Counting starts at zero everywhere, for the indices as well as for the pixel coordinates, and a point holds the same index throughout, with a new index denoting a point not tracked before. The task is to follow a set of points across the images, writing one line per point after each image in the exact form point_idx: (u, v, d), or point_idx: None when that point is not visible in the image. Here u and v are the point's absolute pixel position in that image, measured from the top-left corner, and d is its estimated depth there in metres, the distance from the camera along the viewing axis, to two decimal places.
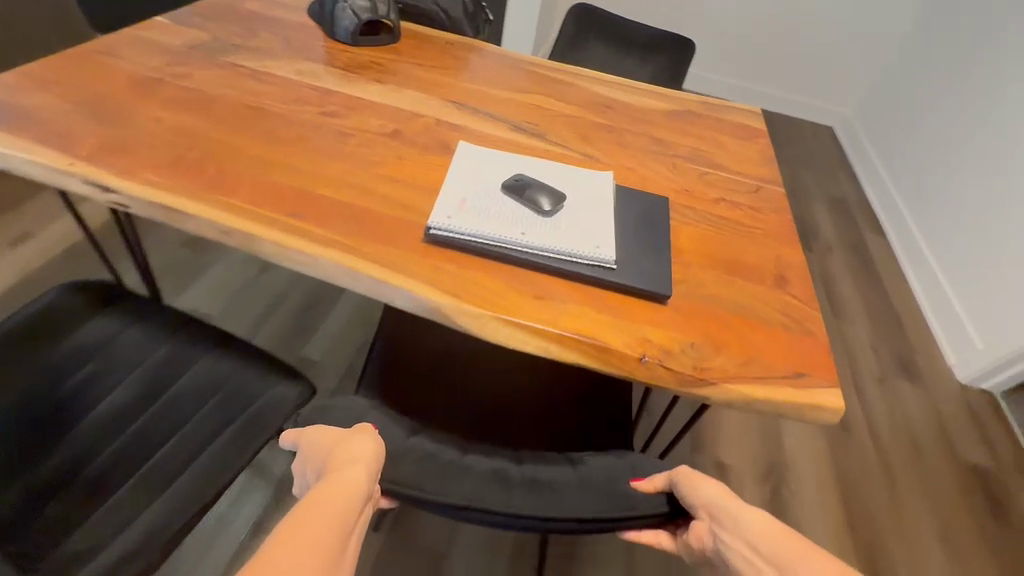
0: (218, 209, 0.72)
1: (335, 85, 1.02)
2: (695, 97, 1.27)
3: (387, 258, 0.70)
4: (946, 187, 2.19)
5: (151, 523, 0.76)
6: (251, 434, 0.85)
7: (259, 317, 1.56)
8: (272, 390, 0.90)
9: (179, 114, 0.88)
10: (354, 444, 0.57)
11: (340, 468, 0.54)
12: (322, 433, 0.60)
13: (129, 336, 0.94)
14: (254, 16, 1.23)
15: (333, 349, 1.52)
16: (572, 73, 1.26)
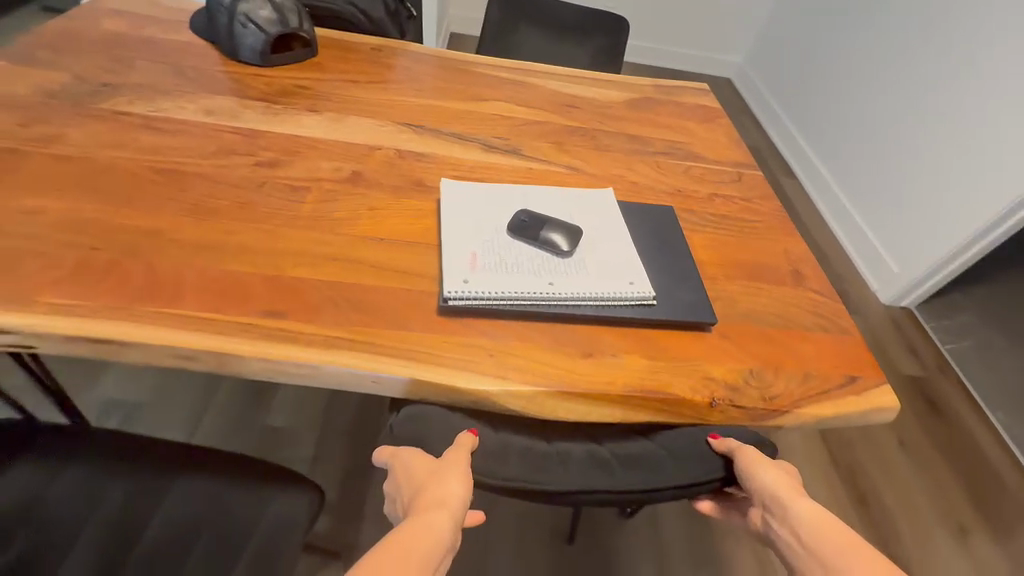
0: (171, 326, 0.55)
1: (262, 125, 0.84)
2: (647, 81, 1.22)
3: (406, 346, 0.58)
4: (845, 128, 2.37)
5: None
6: (264, 566, 0.71)
7: (198, 392, 1.33)
8: (274, 506, 0.76)
9: (64, 197, 0.67)
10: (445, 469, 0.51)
11: (426, 505, 0.48)
12: (414, 450, 0.54)
13: (64, 486, 0.74)
14: (119, 40, 0.97)
15: (298, 410, 1.34)
16: (520, 70, 1.16)
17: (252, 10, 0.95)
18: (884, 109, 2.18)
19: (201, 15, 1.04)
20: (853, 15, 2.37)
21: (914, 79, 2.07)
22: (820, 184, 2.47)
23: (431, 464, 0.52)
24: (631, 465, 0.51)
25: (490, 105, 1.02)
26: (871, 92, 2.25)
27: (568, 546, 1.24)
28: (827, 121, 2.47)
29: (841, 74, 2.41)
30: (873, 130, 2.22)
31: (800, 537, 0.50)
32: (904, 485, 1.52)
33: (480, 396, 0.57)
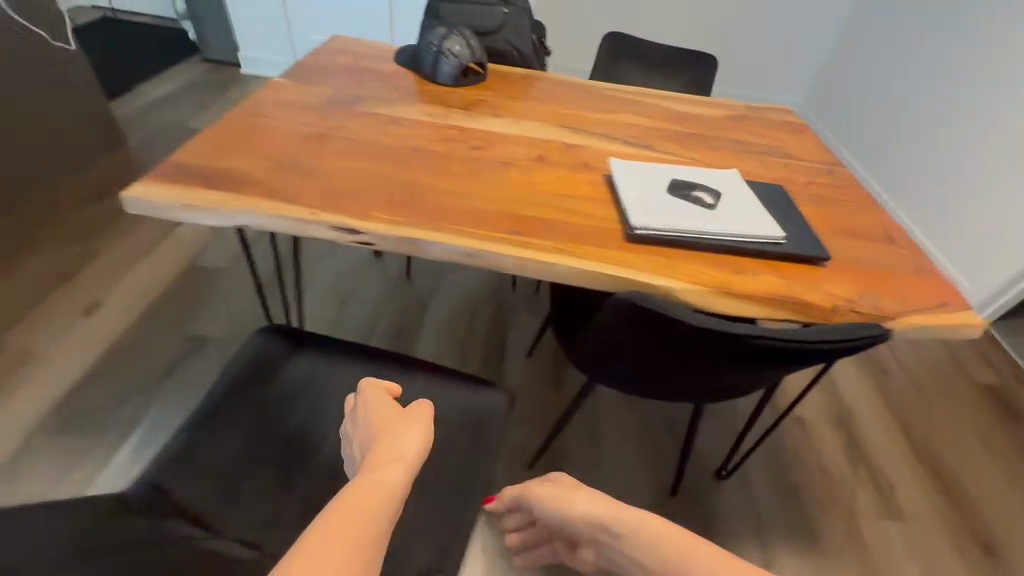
0: (459, 237, 0.82)
1: (468, 124, 1.14)
2: (741, 103, 1.48)
3: (611, 257, 0.83)
4: (916, 151, 2.48)
5: (432, 524, 0.81)
6: (482, 438, 0.92)
7: (368, 323, 1.75)
8: (481, 398, 0.97)
9: (363, 162, 0.96)
10: (406, 424, 0.67)
11: (390, 452, 0.62)
12: (374, 406, 0.71)
13: (330, 371, 0.98)
14: (351, 67, 1.32)
15: (440, 343, 1.72)
16: (637, 94, 1.45)
17: (449, 46, 1.26)
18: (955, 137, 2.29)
19: (403, 51, 1.39)
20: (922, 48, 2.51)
21: (977, 112, 2.22)
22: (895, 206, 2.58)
23: (388, 417, 0.69)
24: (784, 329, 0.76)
25: (622, 117, 1.31)
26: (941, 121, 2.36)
27: (671, 497, 1.42)
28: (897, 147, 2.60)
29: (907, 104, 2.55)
30: (945, 155, 2.33)
31: (623, 556, 0.65)
32: (988, 477, 1.59)
33: (667, 293, 0.80)
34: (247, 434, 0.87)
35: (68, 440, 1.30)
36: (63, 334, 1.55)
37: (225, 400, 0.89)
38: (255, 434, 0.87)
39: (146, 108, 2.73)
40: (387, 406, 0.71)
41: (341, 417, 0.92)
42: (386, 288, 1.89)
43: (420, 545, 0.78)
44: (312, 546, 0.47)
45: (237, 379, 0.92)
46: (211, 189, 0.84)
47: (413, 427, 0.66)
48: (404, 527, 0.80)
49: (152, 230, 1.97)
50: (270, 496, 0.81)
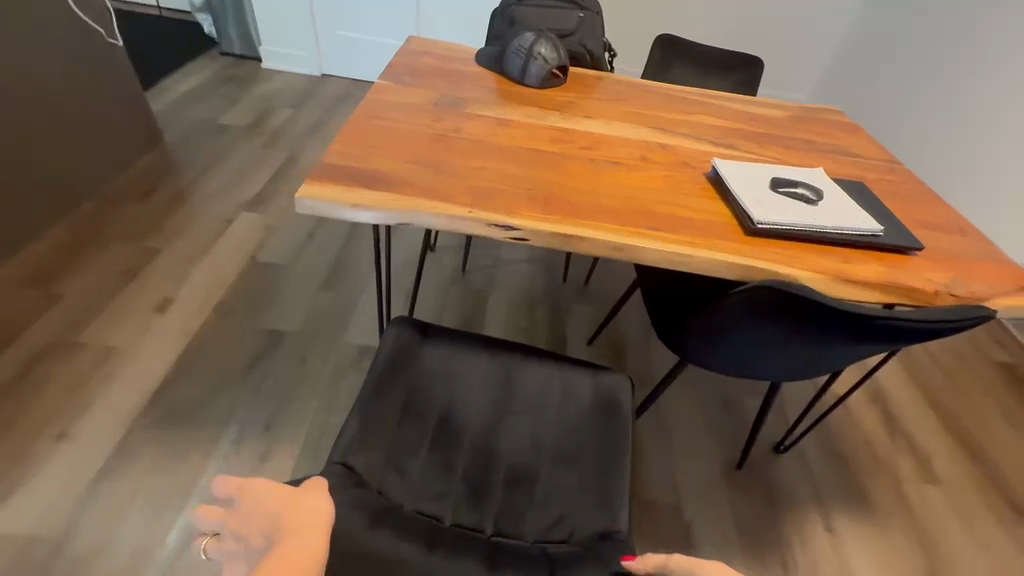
0: (604, 232, 0.90)
1: (568, 125, 1.21)
2: (796, 104, 1.58)
3: (737, 249, 0.92)
4: (935, 117, 2.39)
5: (587, 492, 0.91)
6: (613, 415, 1.00)
7: (437, 306, 1.85)
8: (604, 380, 1.05)
9: (491, 162, 1.02)
10: (305, 510, 0.60)
11: (292, 547, 0.55)
12: (266, 493, 0.62)
13: (463, 360, 1.04)
14: (440, 68, 1.37)
15: (507, 324, 1.82)
16: (702, 94, 1.54)
17: (538, 49, 1.32)
18: (985, 105, 2.20)
19: (485, 54, 1.44)
20: (932, 15, 2.40)
21: None
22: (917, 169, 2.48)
23: (283, 508, 0.61)
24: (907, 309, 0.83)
25: (697, 117, 1.39)
26: (965, 89, 2.27)
27: (738, 471, 1.53)
28: (905, 116, 2.53)
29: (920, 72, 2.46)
30: (971, 125, 2.25)
31: None
32: (1010, 445, 1.75)
33: (793, 280, 0.89)
34: (404, 420, 0.95)
35: (170, 431, 1.36)
36: (141, 330, 1.58)
37: (378, 390, 0.96)
38: (412, 420, 0.95)
39: (173, 104, 2.71)
40: (277, 492, 0.62)
41: (482, 403, 1.00)
42: (449, 275, 1.98)
43: (583, 512, 0.88)
44: None
45: (385, 370, 0.99)
46: (370, 188, 0.89)
47: (313, 514, 0.60)
48: (562, 495, 0.90)
49: (205, 226, 1.99)
50: (438, 474, 0.91)
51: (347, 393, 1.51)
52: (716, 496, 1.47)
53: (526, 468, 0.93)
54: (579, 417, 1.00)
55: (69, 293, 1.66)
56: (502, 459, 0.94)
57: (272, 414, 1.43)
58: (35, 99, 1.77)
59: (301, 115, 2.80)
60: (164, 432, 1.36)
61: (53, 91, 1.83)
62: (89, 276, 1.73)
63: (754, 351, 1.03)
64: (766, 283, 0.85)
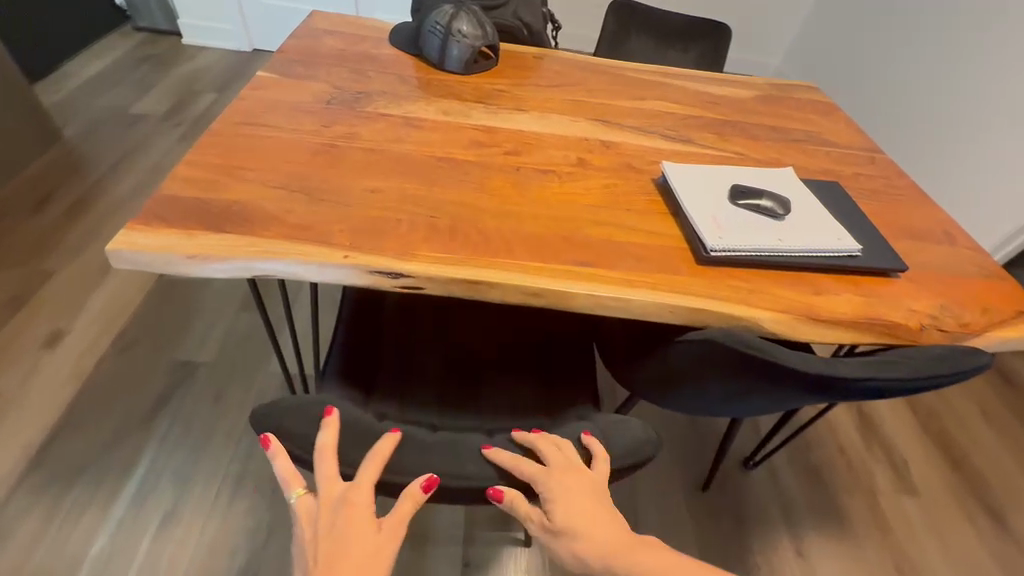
0: (521, 273, 0.72)
1: (492, 122, 1.01)
2: (765, 80, 1.39)
3: (686, 285, 0.74)
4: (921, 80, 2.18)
5: (570, 405, 0.95)
6: (581, 339, 1.05)
7: None
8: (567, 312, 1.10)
9: (387, 180, 0.82)
10: (374, 542, 0.60)
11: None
12: (354, 508, 0.59)
13: (429, 311, 1.06)
14: (344, 52, 1.14)
15: None
16: (658, 72, 1.33)
17: (458, 26, 1.09)
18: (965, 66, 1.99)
19: (400, 32, 1.21)
20: None
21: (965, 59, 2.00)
22: (895, 151, 2.25)
23: (360, 527, 0.59)
24: (893, 364, 0.67)
25: (651, 102, 1.19)
26: (945, 48, 2.06)
27: (703, 493, 1.42)
28: (888, 88, 2.31)
29: (902, 42, 2.28)
30: (953, 86, 2.02)
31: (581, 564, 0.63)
32: (987, 443, 1.67)
33: (753, 325, 0.73)
34: (372, 386, 0.92)
35: (54, 493, 1.18)
36: (26, 372, 1.37)
37: (350, 353, 0.95)
38: (389, 374, 0.95)
39: (79, 90, 2.40)
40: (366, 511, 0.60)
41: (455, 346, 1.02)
42: None
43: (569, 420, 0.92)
44: None
45: (352, 335, 0.98)
46: (215, 231, 0.69)
47: (378, 545, 0.60)
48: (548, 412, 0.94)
49: (111, 238, 1.76)
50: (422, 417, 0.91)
51: None
52: (679, 523, 1.36)
53: (509, 395, 0.96)
54: (538, 381, 0.98)
55: None
56: (484, 392, 0.96)
57: (184, 468, 1.25)
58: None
59: (228, 98, 2.51)
60: (54, 495, 1.18)
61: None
62: None
63: (706, 403, 0.85)
64: (719, 340, 0.69)
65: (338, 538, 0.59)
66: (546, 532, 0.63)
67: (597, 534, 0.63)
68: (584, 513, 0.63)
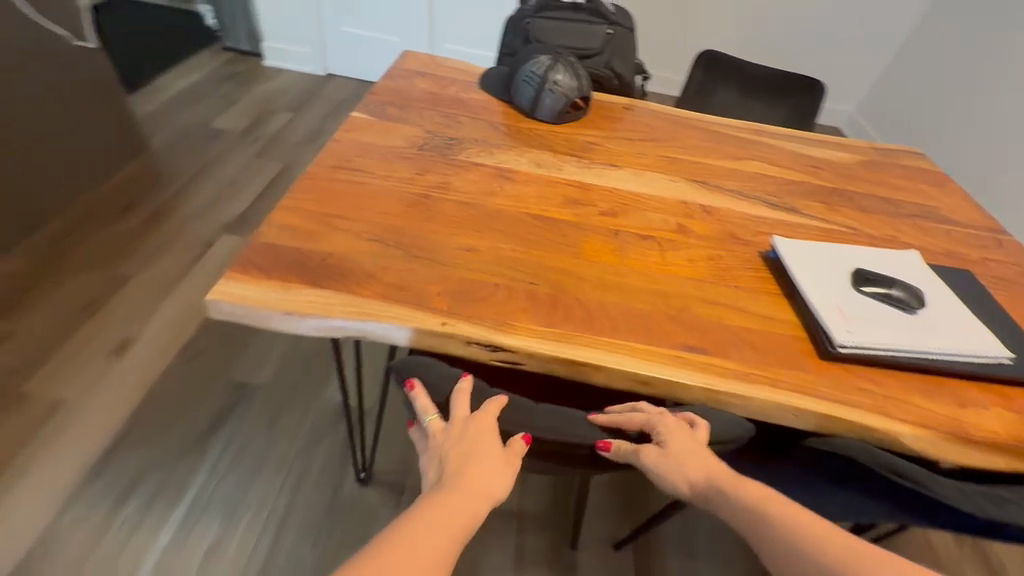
0: (629, 356, 0.66)
1: (584, 177, 0.96)
2: (866, 143, 1.30)
3: (811, 385, 0.67)
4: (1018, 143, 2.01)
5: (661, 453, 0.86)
6: None
7: None
8: None
9: (483, 238, 0.78)
10: (496, 459, 0.57)
11: (473, 482, 0.54)
12: (475, 434, 0.58)
13: None
14: (434, 96, 1.14)
15: None
16: (751, 128, 1.27)
17: (554, 76, 1.07)
18: None
19: (492, 78, 1.21)
20: None
21: None
22: (996, 211, 2.02)
23: (484, 439, 0.57)
24: None
25: (746, 163, 1.12)
26: None
27: None
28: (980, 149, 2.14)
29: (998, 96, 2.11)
30: None
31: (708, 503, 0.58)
32: None
33: (890, 439, 0.64)
34: None
35: (107, 511, 1.17)
36: (92, 380, 1.40)
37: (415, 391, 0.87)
38: None
39: (167, 104, 2.53)
40: (490, 430, 0.58)
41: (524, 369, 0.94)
42: None
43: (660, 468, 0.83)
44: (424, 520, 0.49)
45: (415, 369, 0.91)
46: (314, 283, 0.67)
47: (500, 465, 0.56)
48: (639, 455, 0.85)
49: (184, 249, 1.81)
50: None
51: (321, 463, 1.30)
52: None
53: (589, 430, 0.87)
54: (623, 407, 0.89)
55: (17, 333, 1.47)
56: None
57: (234, 496, 1.23)
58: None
59: (301, 119, 2.60)
60: (107, 512, 1.17)
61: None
62: (45, 309, 1.53)
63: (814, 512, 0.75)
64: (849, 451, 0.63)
65: (463, 450, 0.57)
66: (660, 461, 0.60)
67: (704, 461, 0.59)
68: (692, 442, 0.61)
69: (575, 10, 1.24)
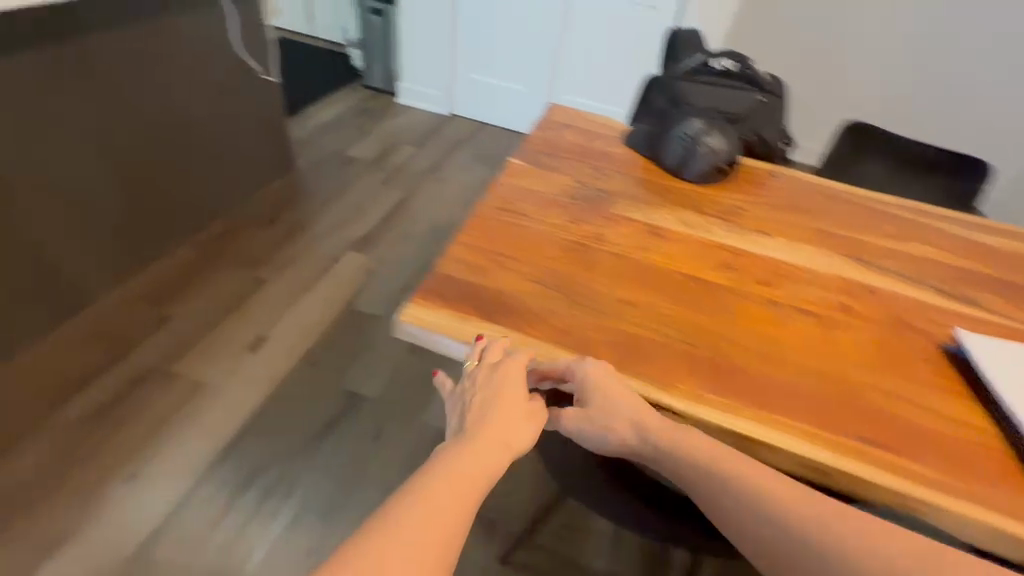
0: (801, 438, 0.63)
1: (735, 241, 0.95)
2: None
3: (1015, 506, 0.59)
4: None
5: None
6: None
7: None
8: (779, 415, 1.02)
9: (641, 293, 0.79)
10: (517, 413, 0.62)
11: (495, 435, 0.59)
12: (499, 386, 0.62)
13: None
14: (581, 148, 1.19)
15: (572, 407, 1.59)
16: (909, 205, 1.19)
17: (707, 138, 1.09)
18: None
19: (636, 135, 1.25)
20: None
21: None
22: None
23: (509, 391, 0.63)
24: None
25: (908, 245, 1.05)
26: None
27: None
28: None
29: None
30: None
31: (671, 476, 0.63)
32: None
33: None
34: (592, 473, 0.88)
35: (231, 496, 1.27)
36: (230, 368, 1.54)
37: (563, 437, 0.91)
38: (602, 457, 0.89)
39: (312, 131, 2.86)
40: (514, 383, 0.63)
41: None
42: None
43: None
44: (444, 464, 0.54)
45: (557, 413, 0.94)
46: (488, 318, 0.71)
47: (521, 419, 0.62)
48: None
49: (315, 260, 1.99)
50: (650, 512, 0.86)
51: None
52: None
53: None
54: None
55: (175, 316, 1.67)
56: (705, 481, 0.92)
57: (336, 502, 1.28)
58: (185, 113, 1.82)
59: (424, 153, 2.82)
60: (229, 498, 1.26)
61: (206, 108, 1.90)
62: (199, 299, 1.74)
63: None
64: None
65: (483, 399, 0.62)
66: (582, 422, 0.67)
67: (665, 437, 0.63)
68: (605, 386, 0.64)
69: (724, 77, 1.26)
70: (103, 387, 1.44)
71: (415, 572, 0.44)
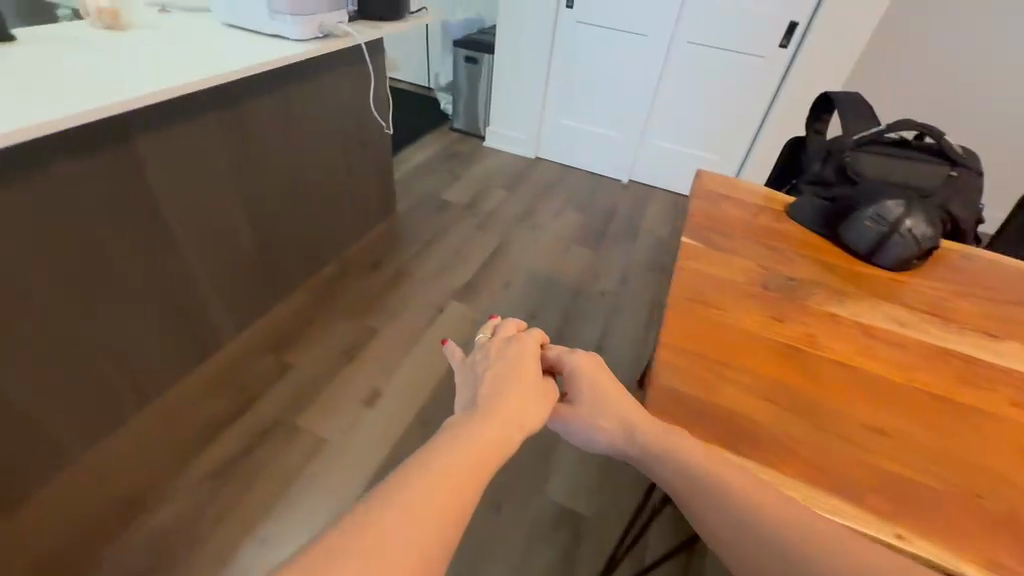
0: None
1: (963, 346, 0.84)
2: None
3: None
4: None
5: None
6: None
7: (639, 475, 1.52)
8: None
9: (888, 418, 0.69)
10: (528, 384, 0.73)
11: (505, 401, 0.68)
12: (513, 355, 0.77)
13: None
14: (747, 223, 1.12)
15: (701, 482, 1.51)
16: None
17: (909, 221, 0.99)
18: None
19: (804, 210, 1.16)
20: None
21: None
22: None
23: (521, 365, 0.76)
24: None
25: None
26: None
27: None
28: None
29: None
30: None
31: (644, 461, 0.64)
32: None
33: None
34: None
35: None
36: (350, 424, 1.54)
37: None
38: None
39: (405, 175, 2.92)
40: (525, 355, 0.78)
41: None
42: None
43: None
44: (467, 417, 0.63)
45: None
46: (732, 448, 0.63)
47: (533, 390, 0.72)
48: None
49: (421, 310, 2.00)
50: None
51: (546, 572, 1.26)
52: None
53: None
54: None
55: (296, 366, 1.70)
56: None
57: None
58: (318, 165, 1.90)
59: (513, 198, 2.84)
60: None
61: (334, 159, 1.98)
62: (316, 350, 1.77)
63: None
64: None
65: (497, 369, 0.75)
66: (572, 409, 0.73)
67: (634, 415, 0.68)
68: (600, 381, 0.74)
69: (898, 148, 1.18)
70: (232, 440, 1.47)
71: (445, 470, 0.51)
